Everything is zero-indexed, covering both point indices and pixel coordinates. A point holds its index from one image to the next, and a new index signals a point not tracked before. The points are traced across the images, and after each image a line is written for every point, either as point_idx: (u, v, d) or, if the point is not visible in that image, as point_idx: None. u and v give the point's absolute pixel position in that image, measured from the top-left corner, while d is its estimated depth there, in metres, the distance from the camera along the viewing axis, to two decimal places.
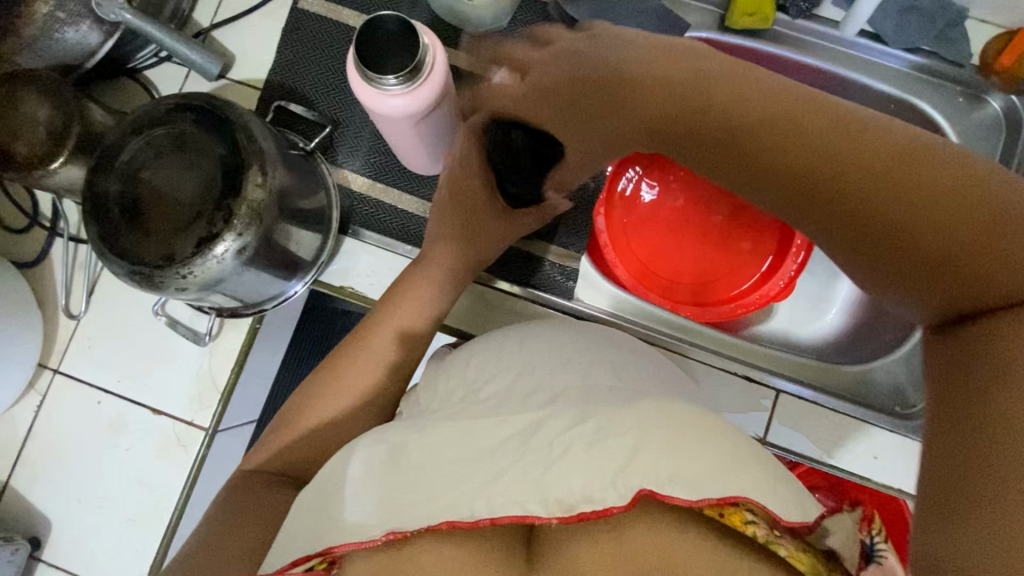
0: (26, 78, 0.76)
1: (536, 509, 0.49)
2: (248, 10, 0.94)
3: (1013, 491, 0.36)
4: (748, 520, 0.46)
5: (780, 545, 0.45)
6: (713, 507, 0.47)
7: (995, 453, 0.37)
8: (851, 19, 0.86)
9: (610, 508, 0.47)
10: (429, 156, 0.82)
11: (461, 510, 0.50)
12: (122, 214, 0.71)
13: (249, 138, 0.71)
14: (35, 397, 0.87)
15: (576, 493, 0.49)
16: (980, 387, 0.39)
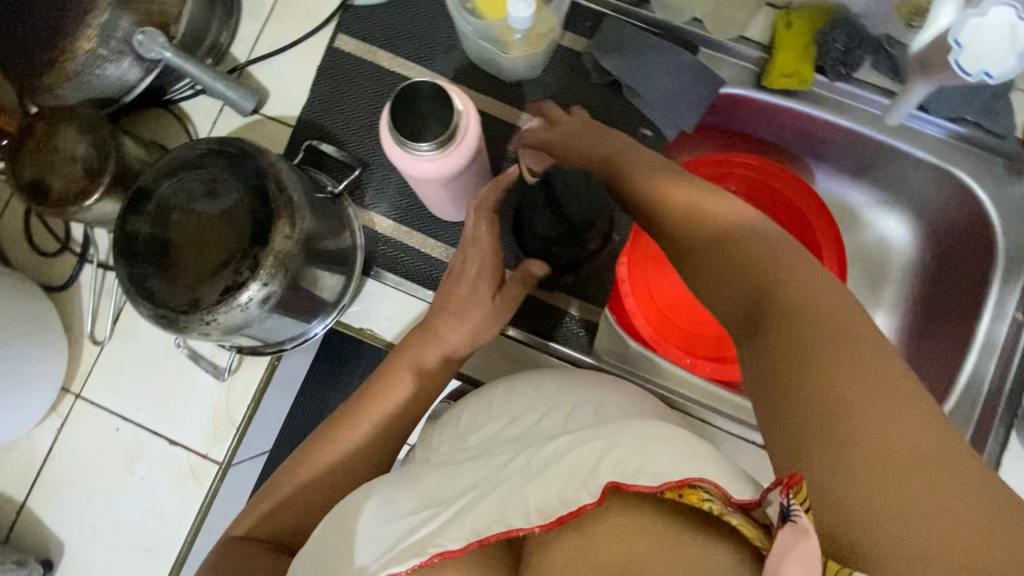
0: (67, 115, 0.77)
1: (519, 523, 0.51)
2: (285, 46, 0.95)
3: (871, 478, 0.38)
4: (704, 497, 0.47)
5: (731, 516, 0.46)
6: (671, 490, 0.48)
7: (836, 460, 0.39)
8: (898, 106, 0.85)
9: (583, 507, 0.50)
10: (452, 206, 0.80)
11: (450, 537, 0.52)
12: (152, 256, 0.72)
13: (279, 188, 0.72)
14: (56, 419, 0.89)
15: (557, 505, 0.52)
16: (812, 392, 0.41)
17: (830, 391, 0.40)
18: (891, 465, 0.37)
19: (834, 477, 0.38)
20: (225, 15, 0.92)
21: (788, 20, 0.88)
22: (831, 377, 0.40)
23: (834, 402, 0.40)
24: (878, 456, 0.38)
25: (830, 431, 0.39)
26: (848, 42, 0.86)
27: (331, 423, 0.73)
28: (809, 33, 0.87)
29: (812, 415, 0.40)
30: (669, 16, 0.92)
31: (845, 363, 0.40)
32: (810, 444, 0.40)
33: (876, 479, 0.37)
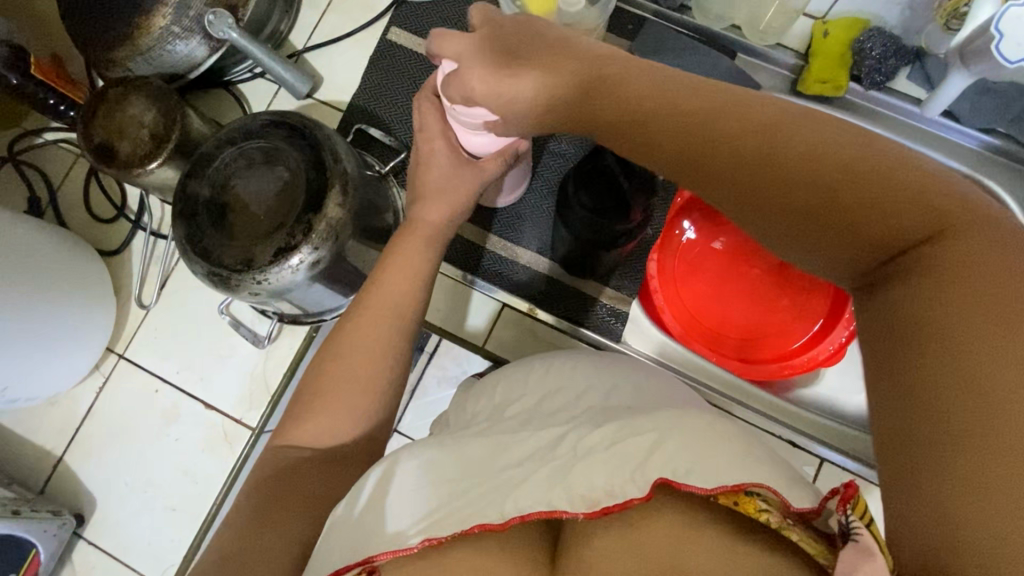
0: (138, 85, 0.82)
1: (562, 505, 0.50)
2: (340, 36, 1.00)
3: (983, 460, 0.31)
4: (761, 508, 0.45)
5: (792, 531, 0.43)
6: (725, 495, 0.46)
7: (947, 432, 0.32)
8: (935, 100, 0.86)
9: (630, 500, 0.48)
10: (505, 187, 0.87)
11: (491, 513, 0.51)
12: (209, 217, 0.75)
13: (334, 159, 0.75)
14: (99, 378, 0.92)
15: (598, 489, 0.50)
16: (927, 364, 0.34)
17: (968, 371, 0.33)
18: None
19: (956, 479, 0.31)
20: (286, 5, 0.98)
21: (826, 29, 0.91)
22: (950, 349, 0.33)
23: (960, 380, 0.33)
24: (1011, 456, 0.30)
25: (965, 421, 0.32)
26: (885, 50, 0.88)
27: (320, 358, 0.66)
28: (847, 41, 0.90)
29: (939, 391, 0.33)
30: (709, 22, 0.96)
31: (980, 325, 0.33)
32: (926, 433, 0.33)
33: (1008, 485, 0.30)
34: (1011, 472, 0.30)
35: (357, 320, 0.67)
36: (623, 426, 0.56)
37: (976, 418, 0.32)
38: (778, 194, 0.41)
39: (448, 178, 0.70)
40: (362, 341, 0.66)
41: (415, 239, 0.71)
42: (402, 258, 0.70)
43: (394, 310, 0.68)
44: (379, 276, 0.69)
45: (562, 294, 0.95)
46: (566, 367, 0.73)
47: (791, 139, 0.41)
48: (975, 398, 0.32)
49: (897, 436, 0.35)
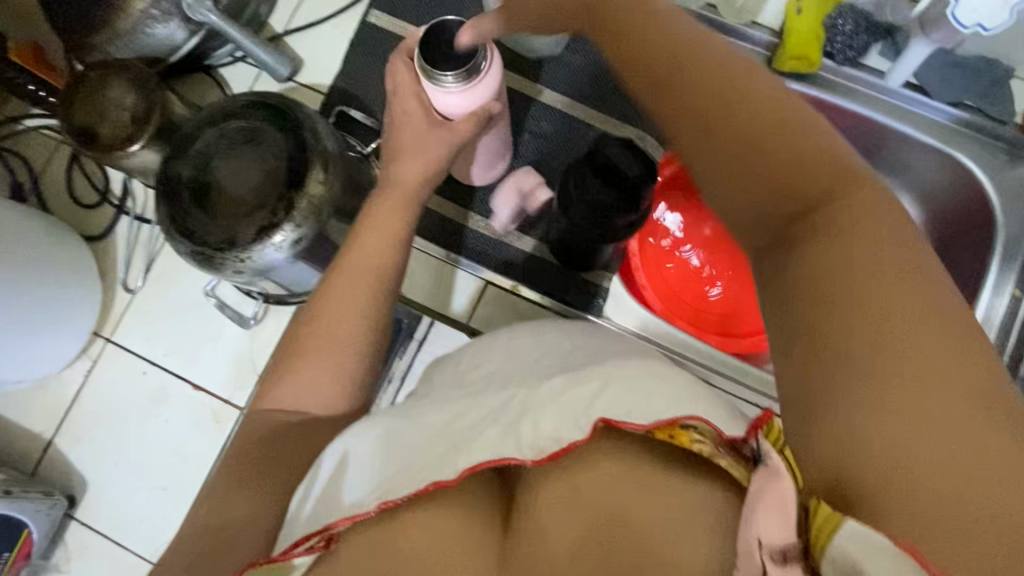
0: (118, 68, 0.83)
1: (513, 452, 0.52)
2: (320, 19, 1.00)
3: (897, 411, 0.34)
4: (693, 439, 0.48)
5: (719, 458, 0.47)
6: (662, 429, 0.49)
7: (867, 387, 0.35)
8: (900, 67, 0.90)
9: (574, 443, 0.51)
10: (485, 164, 0.88)
11: (444, 470, 0.52)
12: (191, 197, 0.76)
13: (315, 138, 0.76)
14: (87, 362, 0.93)
15: (547, 435, 0.52)
16: (856, 314, 0.36)
17: (882, 325, 0.36)
18: (925, 414, 0.34)
19: (865, 417, 0.35)
20: None
21: (798, 6, 0.92)
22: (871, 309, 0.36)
23: (870, 330, 0.36)
24: (918, 422, 0.34)
25: (884, 380, 0.35)
26: (854, 30, 0.92)
27: (301, 327, 0.65)
28: (819, 18, 0.92)
29: (852, 343, 0.36)
30: (685, 1, 0.97)
31: (886, 285, 0.37)
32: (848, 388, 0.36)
33: (908, 425, 0.34)
34: (910, 412, 0.34)
35: (332, 287, 0.65)
36: (572, 377, 0.56)
37: (884, 369, 0.35)
38: (708, 133, 0.42)
39: (433, 145, 0.69)
40: (340, 306, 0.63)
41: (390, 205, 0.68)
42: (380, 226, 0.67)
43: (373, 270, 0.65)
44: (358, 239, 0.66)
45: (553, 270, 0.94)
46: (539, 335, 0.74)
47: (721, 81, 0.42)
48: (881, 350, 0.35)
49: (806, 381, 0.38)
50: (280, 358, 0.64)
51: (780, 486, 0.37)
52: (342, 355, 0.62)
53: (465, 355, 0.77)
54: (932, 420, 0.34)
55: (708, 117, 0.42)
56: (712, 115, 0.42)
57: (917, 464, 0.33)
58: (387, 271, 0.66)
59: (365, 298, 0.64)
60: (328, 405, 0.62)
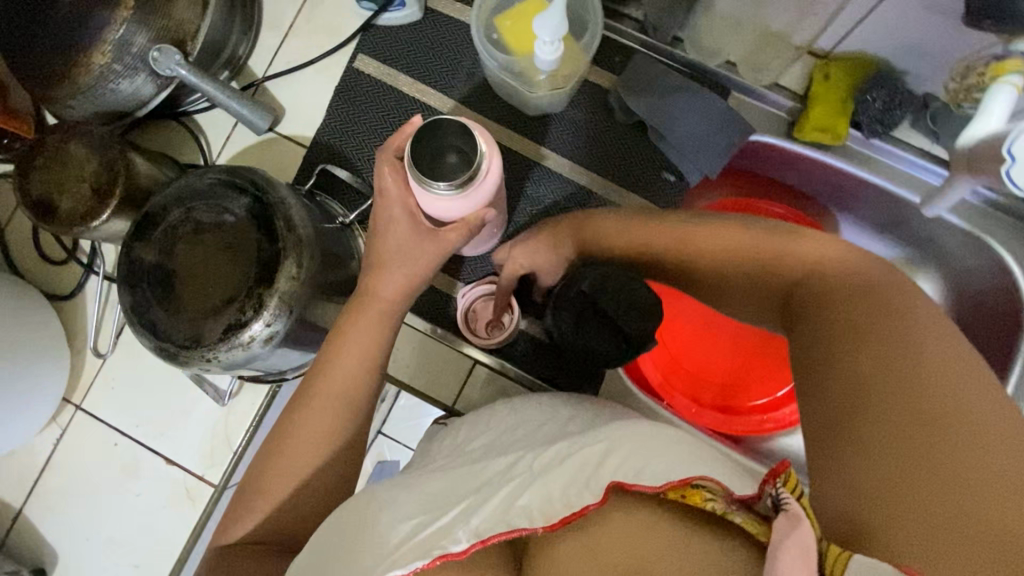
0: (77, 133, 0.76)
1: (521, 522, 0.50)
2: (303, 62, 0.92)
3: (895, 445, 0.38)
4: (706, 498, 0.46)
5: (735, 515, 0.45)
6: (674, 491, 0.47)
7: (861, 422, 0.40)
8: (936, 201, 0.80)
9: (586, 508, 0.49)
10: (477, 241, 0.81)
11: (448, 542, 0.50)
12: (156, 286, 0.71)
13: (288, 225, 0.70)
14: (56, 430, 0.89)
15: (557, 502, 0.51)
16: (862, 374, 0.42)
17: (880, 369, 0.41)
18: (929, 464, 0.36)
19: (874, 462, 0.38)
20: (244, 27, 0.90)
21: (827, 71, 0.83)
22: (864, 356, 0.42)
23: (875, 390, 0.41)
24: (923, 457, 0.37)
25: (882, 415, 0.39)
26: (888, 101, 0.82)
27: (278, 437, 0.61)
28: (848, 86, 0.83)
29: (867, 400, 0.40)
30: (701, 57, 0.89)
31: (879, 341, 0.43)
32: (846, 424, 0.41)
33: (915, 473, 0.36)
34: (911, 462, 0.37)
35: (315, 403, 0.62)
36: (574, 441, 0.57)
37: (881, 422, 0.39)
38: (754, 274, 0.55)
39: (411, 251, 0.65)
40: (311, 432, 0.60)
41: (374, 323, 0.64)
42: (361, 343, 0.64)
43: (341, 401, 0.62)
44: (336, 346, 0.63)
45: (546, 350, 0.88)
46: (537, 411, 0.71)
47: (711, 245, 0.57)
48: (886, 406, 0.40)
49: (829, 441, 0.41)
50: (252, 473, 0.61)
51: (803, 533, 0.35)
52: (308, 487, 0.60)
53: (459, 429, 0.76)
54: (950, 475, 0.36)
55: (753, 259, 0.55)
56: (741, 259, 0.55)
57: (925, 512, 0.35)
58: (359, 398, 0.63)
59: (335, 426, 0.61)
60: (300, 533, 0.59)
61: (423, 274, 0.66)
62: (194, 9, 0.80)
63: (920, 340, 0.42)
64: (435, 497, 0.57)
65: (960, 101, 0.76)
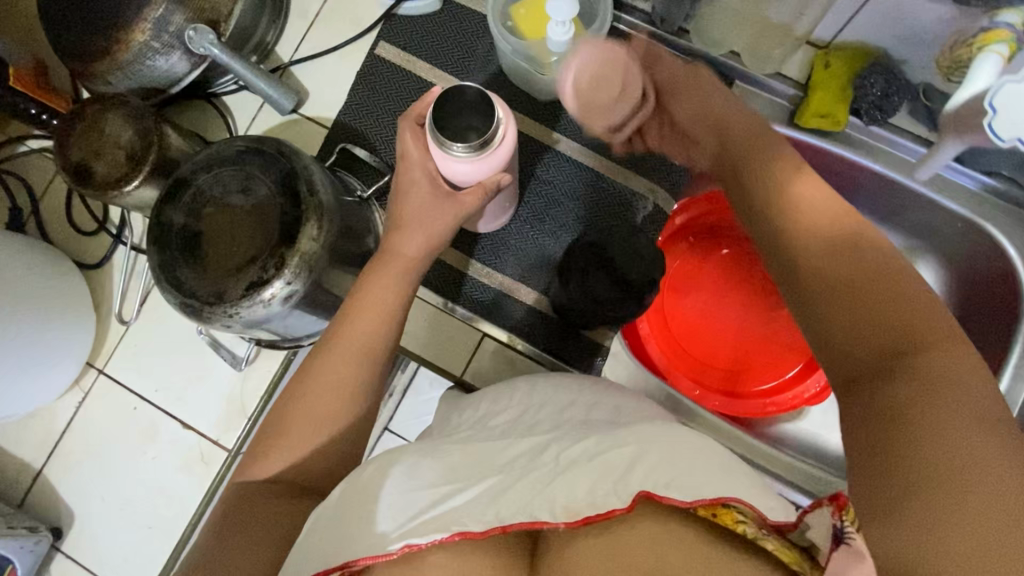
0: (116, 103, 0.81)
1: (544, 515, 0.51)
2: (327, 49, 0.97)
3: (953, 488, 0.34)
4: (739, 520, 0.46)
5: (768, 541, 0.45)
6: (704, 508, 0.47)
7: (910, 462, 0.36)
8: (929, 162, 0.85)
9: (613, 510, 0.50)
10: (491, 214, 0.85)
11: (472, 521, 0.52)
12: (182, 245, 0.74)
13: (310, 191, 0.74)
14: (78, 393, 0.92)
15: (581, 500, 0.52)
16: (899, 400, 0.38)
17: (918, 402, 0.37)
18: (995, 505, 0.33)
19: (937, 506, 0.34)
20: (273, 15, 0.95)
21: (827, 60, 0.88)
22: (915, 383, 0.38)
23: (940, 426, 0.36)
24: (974, 499, 0.33)
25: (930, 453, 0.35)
26: (885, 87, 0.85)
27: (298, 387, 0.64)
28: (846, 73, 0.87)
29: (927, 438, 0.36)
30: (705, 47, 0.93)
31: (920, 371, 0.38)
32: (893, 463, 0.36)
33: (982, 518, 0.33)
34: (980, 505, 0.33)
35: (334, 351, 0.65)
36: (602, 439, 0.58)
37: (929, 458, 0.35)
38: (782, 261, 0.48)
39: (428, 209, 0.69)
40: (328, 379, 0.64)
41: (393, 277, 0.68)
42: (377, 295, 0.67)
43: (356, 350, 0.65)
44: (354, 303, 0.67)
45: (554, 324, 0.90)
46: (545, 387, 0.74)
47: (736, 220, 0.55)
48: (956, 447, 0.35)
49: (884, 479, 0.36)
50: (274, 417, 0.65)
51: (862, 569, 0.33)
52: (323, 427, 0.63)
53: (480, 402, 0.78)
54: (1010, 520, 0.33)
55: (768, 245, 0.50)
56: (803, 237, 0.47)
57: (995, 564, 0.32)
58: (374, 348, 0.66)
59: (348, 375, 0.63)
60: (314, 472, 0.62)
61: (440, 234, 0.70)
62: None
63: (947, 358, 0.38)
64: (458, 474, 0.59)
65: (949, 73, 0.80)
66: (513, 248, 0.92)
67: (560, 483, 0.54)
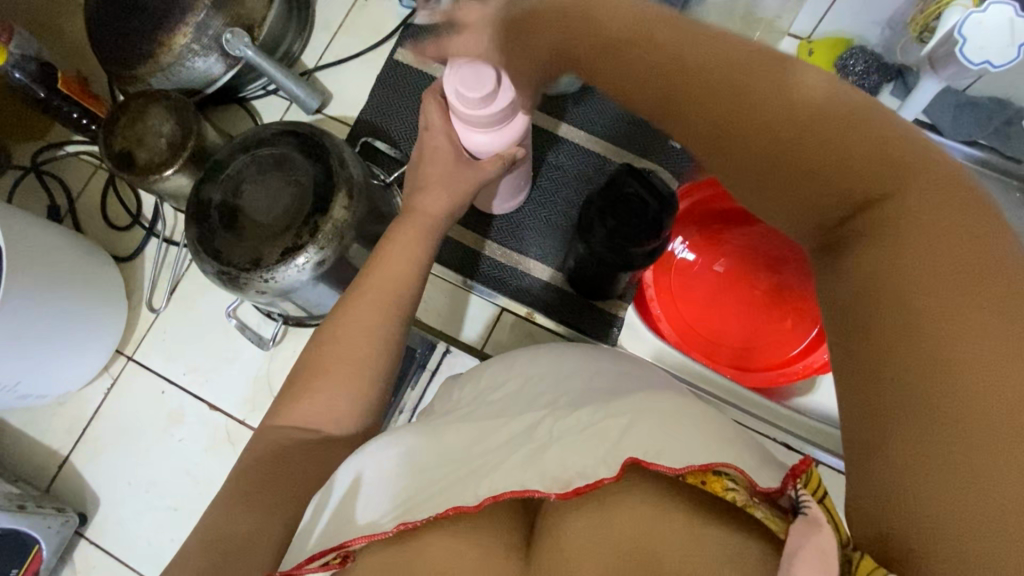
0: (158, 98, 0.87)
1: (535, 485, 0.51)
2: (349, 56, 1.05)
3: (952, 428, 0.31)
4: (728, 487, 0.46)
5: (757, 508, 0.44)
6: (693, 474, 0.47)
7: (909, 405, 0.33)
8: (908, 106, 0.89)
9: (601, 480, 0.49)
10: (506, 194, 0.91)
11: (467, 496, 0.51)
12: (221, 219, 0.79)
13: (341, 165, 0.79)
14: (107, 379, 0.94)
15: (573, 469, 0.51)
16: (893, 326, 0.35)
17: (916, 337, 0.33)
18: (980, 438, 0.31)
19: (906, 443, 0.33)
20: (300, 27, 1.04)
21: (811, 47, 0.96)
22: (911, 310, 0.34)
23: (910, 348, 0.34)
24: (971, 440, 0.31)
25: (929, 390, 0.32)
26: (867, 66, 0.92)
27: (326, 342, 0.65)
28: (829, 57, 0.95)
29: (904, 368, 0.34)
30: None
31: (926, 297, 0.34)
32: (892, 403, 0.34)
33: (957, 447, 0.31)
34: (956, 433, 0.31)
35: (359, 304, 0.66)
36: (597, 408, 0.57)
37: (930, 401, 0.32)
38: (745, 144, 0.40)
39: (449, 171, 0.72)
40: (356, 326, 0.65)
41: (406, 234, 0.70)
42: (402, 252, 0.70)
43: (376, 304, 0.67)
44: (383, 255, 0.69)
45: (568, 297, 0.97)
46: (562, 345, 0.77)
47: (762, 92, 0.39)
48: (931, 370, 0.33)
49: (859, 421, 0.36)
50: (303, 368, 0.65)
51: (825, 538, 0.35)
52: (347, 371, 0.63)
53: (482, 373, 0.75)
54: (986, 443, 0.31)
55: (745, 130, 0.40)
56: (746, 131, 0.40)
57: (969, 502, 0.30)
58: (403, 301, 0.68)
59: (376, 325, 0.66)
60: (343, 416, 0.63)
61: (462, 197, 0.74)
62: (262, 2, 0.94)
63: (963, 278, 0.33)
64: (454, 452, 0.59)
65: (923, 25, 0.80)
66: (529, 228, 0.98)
67: (587, 412, 0.56)
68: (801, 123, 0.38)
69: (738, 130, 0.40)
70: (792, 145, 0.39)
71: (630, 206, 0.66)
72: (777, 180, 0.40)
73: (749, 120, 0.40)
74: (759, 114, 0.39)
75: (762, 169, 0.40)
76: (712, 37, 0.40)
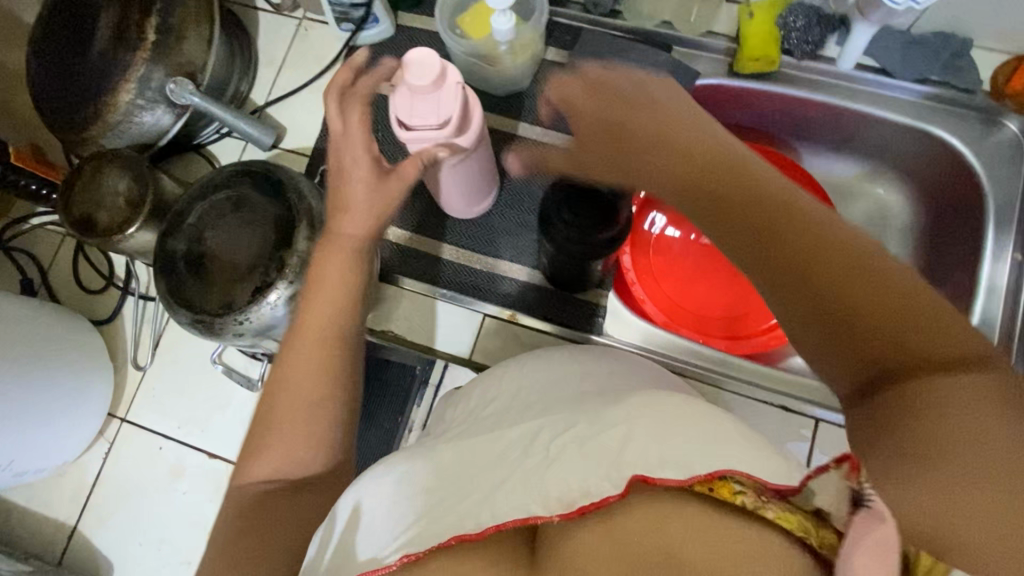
0: (112, 159, 0.87)
1: (538, 510, 0.50)
2: (298, 86, 1.05)
3: (960, 454, 0.37)
4: (737, 491, 0.46)
5: (767, 509, 0.45)
6: (699, 481, 0.47)
7: (918, 438, 0.38)
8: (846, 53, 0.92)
9: (607, 498, 0.48)
10: (458, 191, 0.87)
11: (469, 524, 0.50)
12: (189, 268, 0.79)
13: (298, 197, 0.78)
14: (104, 444, 0.94)
15: (575, 489, 0.50)
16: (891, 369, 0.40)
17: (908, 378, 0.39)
18: (987, 460, 0.36)
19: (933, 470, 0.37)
20: (244, 67, 1.04)
21: (750, 10, 0.95)
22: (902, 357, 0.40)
23: (911, 391, 0.39)
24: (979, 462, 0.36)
25: (933, 425, 0.38)
26: (807, 21, 0.93)
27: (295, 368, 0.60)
28: (771, 15, 0.94)
29: (904, 405, 0.39)
30: (639, 22, 1.01)
31: (904, 339, 0.40)
32: (902, 436, 0.39)
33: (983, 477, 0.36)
34: (981, 465, 0.36)
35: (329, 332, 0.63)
36: (593, 421, 0.56)
37: (940, 430, 0.38)
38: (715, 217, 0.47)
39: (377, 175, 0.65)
40: (300, 362, 0.61)
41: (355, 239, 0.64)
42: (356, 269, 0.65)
43: (338, 333, 0.63)
44: (312, 293, 0.64)
45: (545, 295, 0.97)
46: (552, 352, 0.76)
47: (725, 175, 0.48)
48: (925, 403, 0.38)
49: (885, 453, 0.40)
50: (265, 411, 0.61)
51: (883, 531, 0.38)
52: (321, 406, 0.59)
53: (474, 390, 0.75)
54: (990, 462, 0.36)
55: (716, 205, 0.47)
56: (714, 201, 0.47)
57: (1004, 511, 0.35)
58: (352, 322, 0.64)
59: (352, 354, 0.64)
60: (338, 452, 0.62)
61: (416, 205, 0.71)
62: (203, 47, 0.92)
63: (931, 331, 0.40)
64: (453, 478, 0.58)
65: None
66: (497, 230, 0.98)
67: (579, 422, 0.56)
68: (757, 206, 0.46)
69: (707, 205, 0.48)
70: (760, 223, 0.45)
71: (587, 196, 0.68)
72: (754, 245, 0.46)
73: (717, 195, 0.47)
74: (725, 195, 0.47)
75: (744, 240, 0.46)
76: (666, 136, 0.51)
